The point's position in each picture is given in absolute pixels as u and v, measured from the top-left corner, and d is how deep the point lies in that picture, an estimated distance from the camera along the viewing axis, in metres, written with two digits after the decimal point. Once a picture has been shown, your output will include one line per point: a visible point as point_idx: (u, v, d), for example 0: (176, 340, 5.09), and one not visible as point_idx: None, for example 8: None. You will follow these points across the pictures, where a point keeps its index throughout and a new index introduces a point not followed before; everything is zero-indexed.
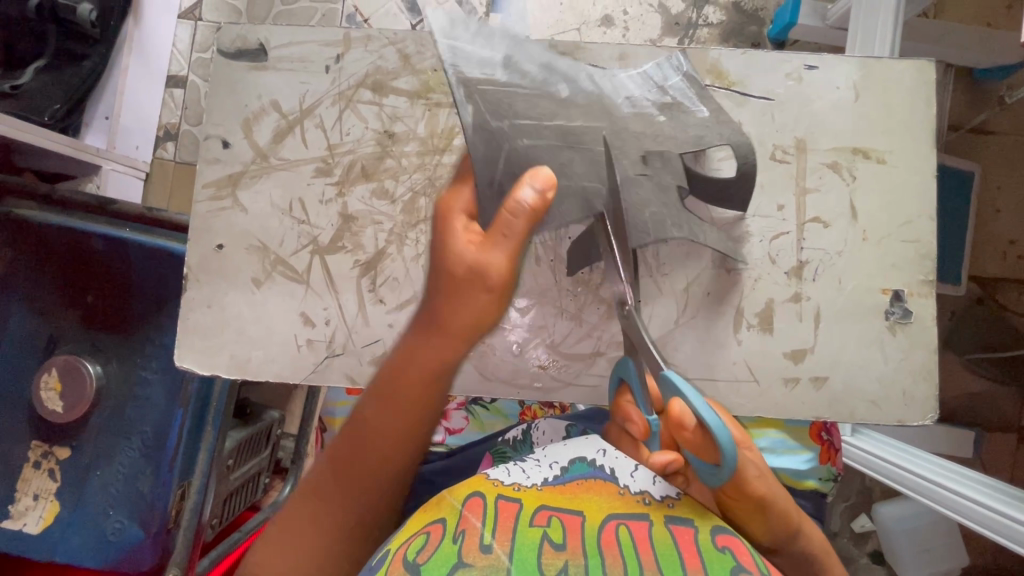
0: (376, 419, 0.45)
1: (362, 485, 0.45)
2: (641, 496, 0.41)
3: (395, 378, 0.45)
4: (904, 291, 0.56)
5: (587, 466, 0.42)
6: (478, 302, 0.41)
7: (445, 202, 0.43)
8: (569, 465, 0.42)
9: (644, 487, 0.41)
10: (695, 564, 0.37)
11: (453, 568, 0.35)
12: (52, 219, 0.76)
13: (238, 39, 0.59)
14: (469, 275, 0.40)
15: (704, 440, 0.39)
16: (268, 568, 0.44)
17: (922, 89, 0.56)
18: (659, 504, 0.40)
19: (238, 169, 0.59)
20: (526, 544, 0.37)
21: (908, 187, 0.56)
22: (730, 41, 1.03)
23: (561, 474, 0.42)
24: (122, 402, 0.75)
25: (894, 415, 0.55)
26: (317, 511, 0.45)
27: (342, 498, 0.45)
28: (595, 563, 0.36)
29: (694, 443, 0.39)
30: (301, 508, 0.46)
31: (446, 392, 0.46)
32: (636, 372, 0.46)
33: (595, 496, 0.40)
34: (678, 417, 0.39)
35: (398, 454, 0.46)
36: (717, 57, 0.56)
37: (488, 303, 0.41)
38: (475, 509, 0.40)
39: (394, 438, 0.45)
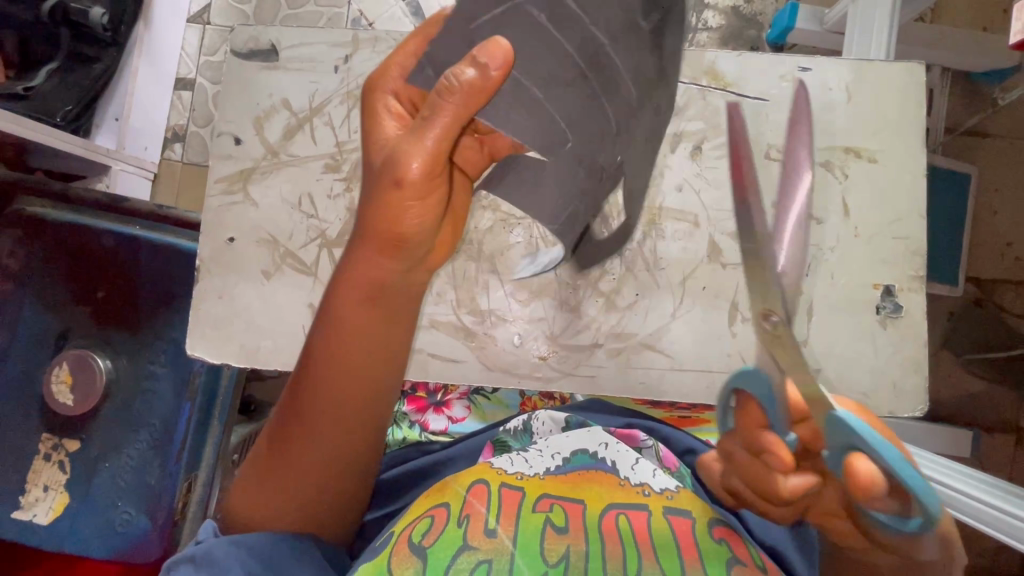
0: (324, 347, 0.46)
1: (321, 413, 0.47)
2: (642, 488, 0.50)
3: (334, 302, 0.45)
4: (894, 286, 0.57)
5: (591, 458, 0.53)
6: (392, 199, 0.41)
7: (372, 81, 0.46)
8: (570, 456, 0.54)
9: (644, 480, 0.51)
10: (690, 556, 0.45)
11: (459, 550, 0.46)
12: (67, 216, 0.78)
13: (251, 40, 0.61)
14: (383, 169, 0.41)
15: (898, 497, 0.33)
16: (256, 495, 0.49)
17: (912, 89, 0.58)
18: (658, 495, 0.50)
19: (249, 165, 0.60)
20: (529, 530, 0.48)
21: (899, 185, 0.58)
22: (729, 44, 1.05)
23: (564, 463, 0.53)
24: (132, 394, 0.77)
25: (885, 407, 0.57)
26: (287, 446, 0.48)
27: (309, 430, 0.47)
28: (593, 549, 0.46)
29: (885, 502, 0.34)
30: (272, 440, 0.49)
31: (389, 305, 0.46)
32: (772, 391, 0.37)
33: (595, 493, 0.50)
34: (869, 482, 0.33)
35: (351, 378, 0.47)
36: (713, 59, 0.58)
37: (398, 199, 0.41)
38: (479, 497, 0.50)
39: (344, 363, 0.47)
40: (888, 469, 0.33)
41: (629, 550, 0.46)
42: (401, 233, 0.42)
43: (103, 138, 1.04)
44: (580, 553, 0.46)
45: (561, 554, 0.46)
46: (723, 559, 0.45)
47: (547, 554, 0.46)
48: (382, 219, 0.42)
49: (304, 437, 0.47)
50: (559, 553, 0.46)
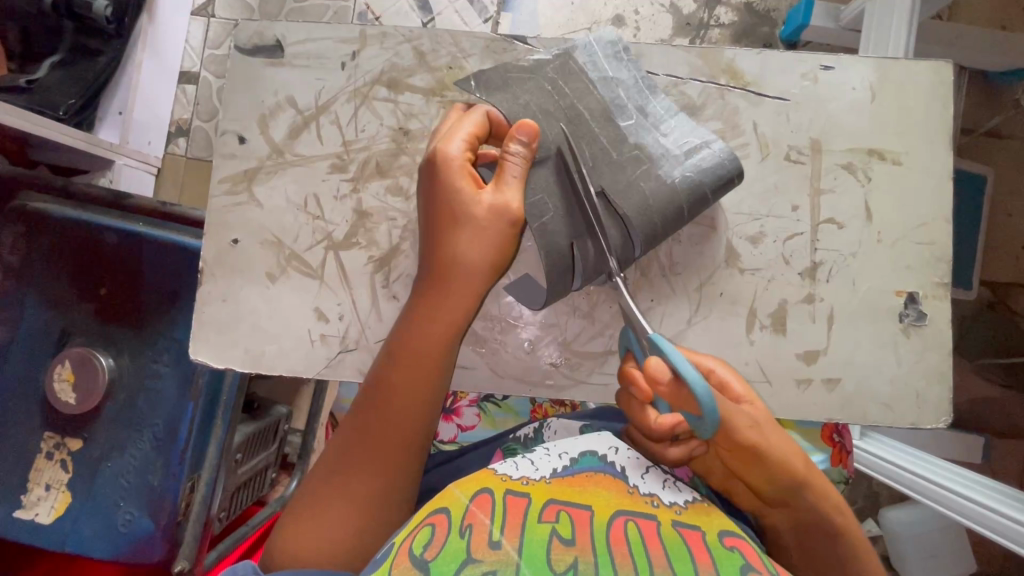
0: (399, 369, 0.48)
1: (390, 436, 0.47)
2: (650, 498, 0.42)
3: (417, 326, 0.48)
4: (918, 293, 0.55)
5: (598, 462, 0.44)
6: (491, 236, 0.47)
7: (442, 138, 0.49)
8: (577, 458, 0.44)
9: (650, 490, 0.42)
10: (705, 561, 0.36)
11: (462, 565, 0.34)
12: (68, 211, 0.77)
13: (255, 35, 0.59)
14: (482, 217, 0.47)
15: (678, 390, 0.43)
16: (311, 534, 0.44)
17: (939, 90, 0.56)
18: (665, 508, 0.41)
19: (254, 165, 0.59)
20: (535, 539, 0.36)
21: (924, 189, 0.56)
22: (742, 41, 1.03)
23: (571, 464, 0.44)
24: (134, 394, 0.76)
25: (907, 418, 0.55)
26: (353, 472, 0.46)
27: (375, 455, 0.46)
28: (604, 562, 0.35)
29: (671, 396, 0.43)
30: (336, 470, 0.47)
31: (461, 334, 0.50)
32: (635, 339, 0.49)
33: (601, 499, 0.40)
34: (653, 373, 0.43)
35: (419, 405, 0.48)
36: (732, 57, 0.56)
37: (504, 234, 0.47)
38: (482, 505, 0.39)
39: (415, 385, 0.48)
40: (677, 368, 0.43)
41: (642, 563, 0.35)
42: (474, 263, 0.47)
43: (105, 131, 1.03)
44: (591, 568, 0.35)
45: (570, 565, 0.35)
46: (738, 567, 0.36)
47: (555, 567, 0.35)
48: (475, 262, 0.47)
49: (371, 461, 0.46)
50: (570, 567, 0.35)
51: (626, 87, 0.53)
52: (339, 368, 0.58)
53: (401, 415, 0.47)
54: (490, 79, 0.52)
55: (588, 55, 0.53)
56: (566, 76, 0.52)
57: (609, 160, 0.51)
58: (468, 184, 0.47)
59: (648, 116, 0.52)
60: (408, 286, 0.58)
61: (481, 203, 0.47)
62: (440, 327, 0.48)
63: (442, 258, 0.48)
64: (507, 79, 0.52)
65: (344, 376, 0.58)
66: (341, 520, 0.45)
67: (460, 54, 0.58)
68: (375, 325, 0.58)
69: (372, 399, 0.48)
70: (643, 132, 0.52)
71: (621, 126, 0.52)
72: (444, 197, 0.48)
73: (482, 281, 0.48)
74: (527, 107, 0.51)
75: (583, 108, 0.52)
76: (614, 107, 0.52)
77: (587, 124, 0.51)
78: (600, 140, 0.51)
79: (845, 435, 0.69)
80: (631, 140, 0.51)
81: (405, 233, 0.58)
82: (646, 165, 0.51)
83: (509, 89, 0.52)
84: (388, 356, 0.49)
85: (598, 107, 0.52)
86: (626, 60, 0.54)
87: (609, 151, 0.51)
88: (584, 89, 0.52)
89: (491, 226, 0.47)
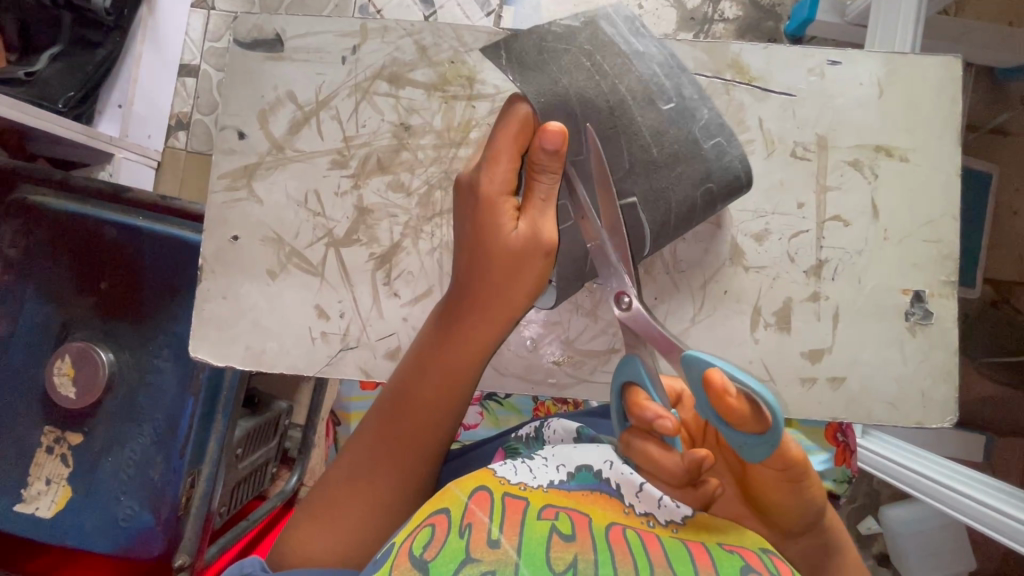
0: (425, 387, 0.48)
1: (412, 449, 0.48)
2: (646, 518, 0.38)
3: (447, 345, 0.49)
4: (925, 292, 0.55)
5: (594, 479, 0.41)
6: (535, 266, 0.47)
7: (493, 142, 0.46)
8: (574, 472, 0.41)
9: (649, 509, 0.39)
10: (705, 561, 0.35)
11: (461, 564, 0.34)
12: (66, 205, 0.76)
13: (255, 29, 0.58)
14: (521, 244, 0.46)
15: (745, 405, 0.36)
16: (323, 537, 0.45)
17: (948, 85, 0.55)
18: (665, 527, 0.38)
19: (254, 160, 0.58)
20: (534, 538, 0.36)
21: (931, 186, 0.55)
22: (746, 36, 1.02)
23: (566, 481, 0.40)
24: (134, 390, 0.75)
25: (912, 417, 0.55)
26: (371, 481, 0.46)
27: (396, 465, 0.47)
28: (604, 561, 0.35)
29: (734, 416, 0.36)
30: (354, 476, 0.47)
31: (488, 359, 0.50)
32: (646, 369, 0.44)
33: (600, 502, 0.39)
34: (722, 386, 0.36)
35: (441, 424, 0.49)
36: (738, 51, 0.56)
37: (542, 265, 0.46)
38: (481, 503, 0.38)
39: (437, 404, 0.48)
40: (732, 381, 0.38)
41: (642, 564, 0.34)
42: (508, 287, 0.47)
43: (104, 125, 1.02)
44: (590, 567, 0.34)
45: (570, 565, 0.34)
46: (738, 567, 0.35)
47: (554, 567, 0.34)
48: (506, 292, 0.47)
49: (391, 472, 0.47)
50: (569, 566, 0.34)
51: (661, 66, 0.52)
52: (340, 365, 0.57)
53: (424, 430, 0.48)
54: (524, 51, 0.49)
55: (612, 26, 0.52)
56: (602, 47, 0.50)
57: (648, 155, 0.50)
58: (508, 212, 0.46)
59: (684, 100, 0.52)
60: (409, 283, 0.57)
61: (516, 236, 0.46)
62: (468, 348, 0.48)
63: (473, 284, 0.48)
64: (543, 50, 0.49)
65: (346, 374, 0.57)
66: (351, 525, 0.45)
67: (462, 49, 0.57)
68: (377, 322, 0.57)
69: (396, 408, 0.48)
70: (680, 122, 0.51)
71: (661, 112, 0.51)
72: (482, 222, 0.46)
73: (512, 310, 0.48)
74: (569, 90, 0.48)
75: (625, 91, 0.50)
76: (655, 89, 0.51)
77: (629, 111, 0.50)
78: (642, 133, 0.50)
79: (850, 435, 0.68)
80: (671, 131, 0.50)
81: (406, 230, 0.57)
82: (679, 164, 0.51)
83: (544, 64, 0.49)
84: (413, 370, 0.49)
85: (639, 88, 0.50)
86: (649, 35, 0.52)
87: (648, 147, 0.50)
88: (625, 66, 0.50)
89: (524, 260, 0.46)
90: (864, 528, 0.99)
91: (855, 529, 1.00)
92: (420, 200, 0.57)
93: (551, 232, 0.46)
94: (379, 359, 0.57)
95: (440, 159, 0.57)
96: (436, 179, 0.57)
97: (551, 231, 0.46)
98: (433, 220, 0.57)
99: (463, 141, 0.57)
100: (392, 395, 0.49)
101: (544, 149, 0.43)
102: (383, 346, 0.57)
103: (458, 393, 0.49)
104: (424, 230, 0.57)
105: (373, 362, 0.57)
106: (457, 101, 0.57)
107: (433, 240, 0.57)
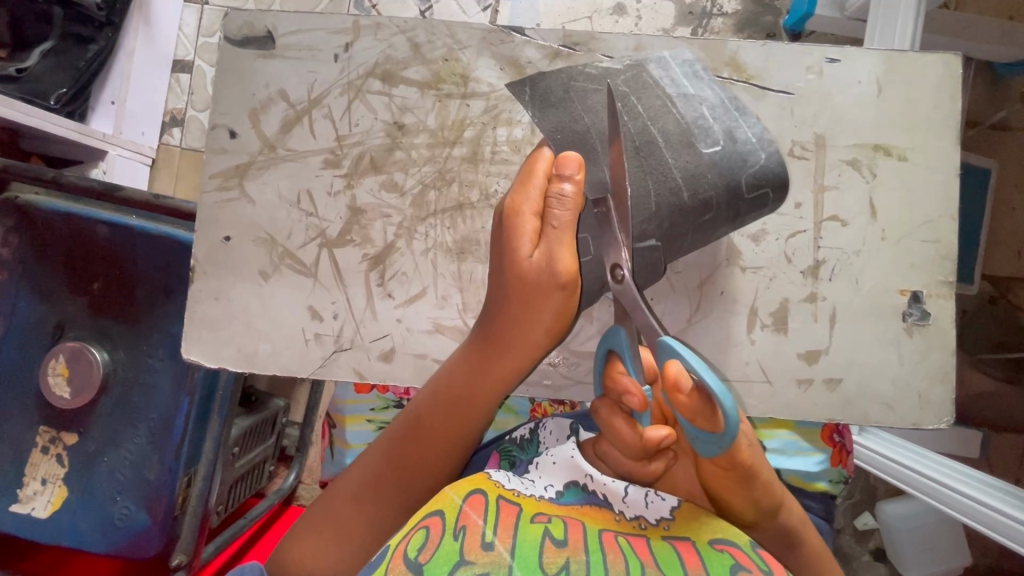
0: (436, 418, 0.50)
1: (414, 475, 0.49)
2: (637, 521, 0.38)
3: (466, 380, 0.50)
4: (923, 292, 0.55)
5: (582, 493, 0.39)
6: (552, 300, 0.45)
7: (526, 167, 0.47)
8: (563, 490, 0.40)
9: (638, 512, 0.38)
10: (695, 563, 0.35)
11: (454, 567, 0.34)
12: (58, 203, 0.75)
13: (246, 26, 0.57)
14: (538, 277, 0.45)
15: (698, 401, 0.36)
16: (319, 543, 0.48)
17: (947, 84, 0.54)
18: (655, 527, 0.38)
19: (246, 160, 0.58)
20: (527, 540, 0.35)
21: (930, 186, 0.55)
22: (745, 31, 1.01)
23: (558, 497, 0.39)
24: (129, 389, 0.75)
25: (909, 418, 0.54)
26: (373, 498, 0.49)
27: (397, 488, 0.49)
28: (597, 562, 0.34)
29: (687, 408, 0.36)
30: (360, 492, 0.49)
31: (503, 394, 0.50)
32: (628, 340, 0.42)
33: (592, 513, 0.38)
34: (676, 378, 0.36)
35: (449, 456, 0.50)
36: (735, 49, 0.55)
37: (560, 300, 0.45)
38: (476, 505, 0.38)
39: (447, 438, 0.50)
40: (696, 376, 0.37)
41: (634, 568, 0.34)
42: (521, 321, 0.47)
43: (97, 122, 1.01)
44: (583, 569, 0.34)
45: (563, 568, 0.34)
46: (728, 567, 0.35)
47: (546, 572, 0.34)
48: (520, 323, 0.47)
49: (392, 493, 0.49)
50: (561, 570, 0.34)
51: (711, 108, 0.50)
52: (334, 367, 0.57)
53: (428, 453, 0.50)
54: (549, 90, 0.50)
55: (662, 69, 0.51)
56: (642, 89, 0.50)
57: (680, 203, 0.48)
58: (525, 239, 0.45)
59: (734, 142, 0.50)
60: (403, 285, 0.57)
61: (533, 265, 0.45)
62: (481, 382, 0.49)
63: (491, 313, 0.49)
64: (570, 90, 0.50)
65: (340, 375, 0.57)
66: (347, 534, 0.48)
67: (456, 46, 0.56)
68: (370, 323, 0.57)
69: (402, 432, 0.51)
70: (724, 167, 0.49)
71: (702, 154, 0.48)
72: (503, 246, 0.46)
73: (528, 341, 0.48)
74: (589, 130, 0.48)
75: (658, 132, 0.48)
76: (697, 131, 0.49)
77: (658, 152, 0.48)
78: (673, 176, 0.48)
79: (846, 435, 0.68)
80: (709, 178, 0.48)
81: (400, 231, 0.57)
82: (709, 210, 0.49)
83: (568, 103, 0.49)
84: (428, 400, 0.51)
85: (676, 131, 0.49)
86: (706, 80, 0.52)
87: (680, 190, 0.48)
88: (661, 108, 0.49)
89: (540, 292, 0.45)
90: (859, 524, 0.99)
91: (852, 525, 1.00)
92: (414, 200, 0.57)
93: (568, 263, 0.45)
94: (374, 361, 0.57)
95: (434, 158, 0.56)
96: (430, 179, 0.57)
97: (569, 262, 0.45)
98: (427, 221, 0.57)
99: (457, 140, 0.56)
100: (405, 415, 0.52)
101: (561, 178, 0.44)
102: (377, 348, 0.57)
103: (471, 420, 0.50)
104: (418, 231, 0.57)
105: (367, 364, 0.57)
106: (451, 99, 0.56)
107: (427, 240, 0.57)
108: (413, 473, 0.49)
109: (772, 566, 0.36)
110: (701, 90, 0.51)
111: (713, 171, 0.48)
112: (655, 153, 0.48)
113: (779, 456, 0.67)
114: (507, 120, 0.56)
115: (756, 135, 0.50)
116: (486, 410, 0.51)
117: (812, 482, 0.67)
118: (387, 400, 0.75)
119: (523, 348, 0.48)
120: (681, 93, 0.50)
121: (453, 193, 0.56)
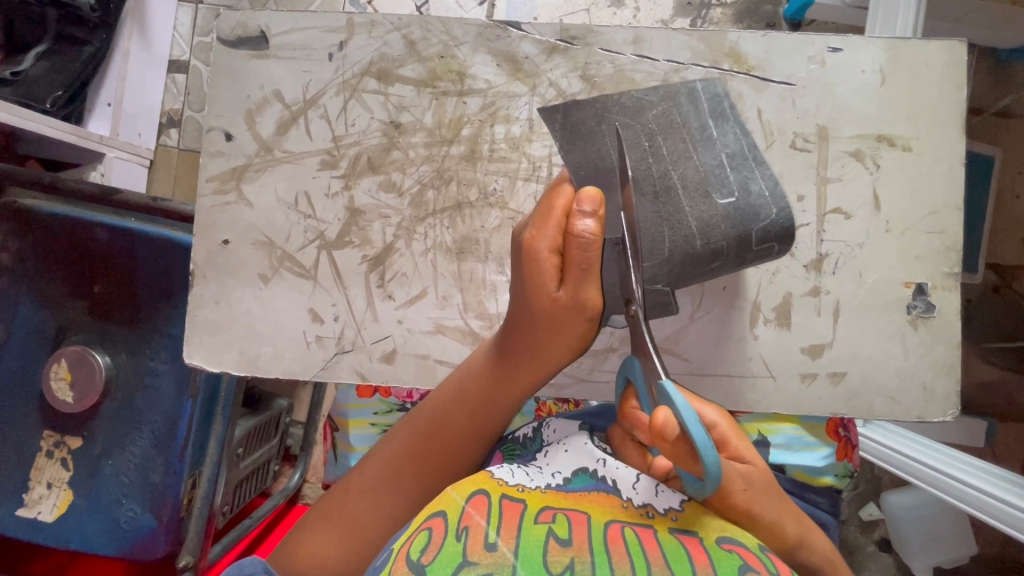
0: (455, 424, 0.51)
1: (433, 475, 0.50)
2: (645, 509, 0.38)
3: (487, 393, 0.51)
4: (927, 284, 0.54)
5: (591, 479, 0.40)
6: (579, 327, 0.46)
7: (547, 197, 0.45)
8: (570, 477, 0.40)
9: (646, 500, 0.39)
10: (703, 562, 0.34)
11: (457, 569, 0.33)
12: (57, 207, 0.75)
13: (239, 26, 0.57)
14: (567, 307, 0.45)
15: (679, 448, 0.35)
16: (332, 534, 0.49)
17: (953, 71, 0.53)
18: (662, 517, 0.38)
19: (242, 162, 0.57)
20: (531, 542, 0.35)
21: (933, 177, 0.54)
22: (744, 21, 0.99)
23: (564, 484, 0.40)
24: (132, 392, 0.75)
25: (913, 411, 0.54)
26: (388, 493, 0.50)
27: (415, 481, 0.50)
28: (601, 562, 0.34)
29: (669, 452, 0.36)
30: (375, 484, 0.51)
31: (521, 401, 0.51)
32: (640, 372, 0.42)
33: (598, 502, 0.38)
34: (658, 428, 0.35)
35: (465, 453, 0.51)
36: (736, 40, 0.54)
37: (587, 329, 0.45)
38: (478, 506, 0.37)
39: (462, 438, 0.51)
40: (681, 420, 0.35)
41: (638, 563, 0.34)
42: (546, 340, 0.47)
43: (94, 123, 1.00)
44: (587, 569, 0.33)
45: (566, 568, 0.34)
46: (736, 567, 0.34)
47: (550, 572, 0.33)
48: (544, 343, 0.47)
49: (408, 485, 0.50)
50: (565, 570, 0.33)
51: (729, 156, 0.50)
52: (337, 369, 0.57)
53: (446, 455, 0.51)
54: (581, 122, 0.49)
55: (686, 105, 0.51)
56: (670, 129, 0.50)
57: (691, 250, 0.48)
58: (549, 275, 0.45)
59: (749, 194, 0.49)
60: (403, 285, 0.57)
61: (559, 302, 0.45)
62: (505, 394, 0.50)
63: (511, 333, 0.49)
64: (599, 124, 0.49)
65: (342, 377, 0.57)
66: (357, 526, 0.49)
67: (453, 43, 0.56)
68: (371, 325, 0.57)
69: (422, 438, 0.51)
70: (737, 219, 0.49)
71: (717, 205, 0.49)
72: (525, 277, 0.46)
73: (550, 361, 0.48)
74: (615, 167, 0.46)
75: (678, 178, 0.49)
76: (715, 180, 0.49)
77: (676, 199, 0.49)
78: (687, 224, 0.48)
79: (851, 429, 0.67)
80: (722, 228, 0.48)
81: (399, 231, 0.56)
82: (719, 259, 0.49)
83: (597, 137, 0.48)
84: (449, 408, 0.51)
85: (695, 178, 0.49)
86: (732, 120, 0.51)
87: (693, 239, 0.48)
88: (683, 153, 0.50)
89: (566, 320, 0.45)
90: (865, 514, 0.99)
91: (857, 516, 1.00)
92: (412, 200, 0.56)
93: (595, 298, 0.44)
94: (375, 363, 0.57)
95: (432, 157, 0.56)
96: (428, 179, 0.56)
97: (595, 296, 0.44)
98: (426, 221, 0.56)
99: (455, 138, 0.56)
100: (418, 427, 0.52)
101: (579, 216, 0.42)
102: (378, 349, 0.57)
103: (492, 425, 0.51)
104: (417, 231, 0.56)
105: (369, 365, 0.57)
106: (447, 97, 0.56)
107: (426, 241, 0.56)
108: (433, 469, 0.50)
109: (780, 568, 0.36)
110: (725, 135, 0.51)
111: (723, 223, 0.49)
112: (674, 198, 0.49)
113: (782, 451, 0.67)
114: (505, 117, 0.55)
115: (770, 188, 0.50)
116: (502, 415, 0.52)
117: (818, 477, 0.66)
118: (390, 403, 0.75)
119: (549, 363, 0.49)
120: (708, 122, 0.51)
121: (451, 193, 0.56)
